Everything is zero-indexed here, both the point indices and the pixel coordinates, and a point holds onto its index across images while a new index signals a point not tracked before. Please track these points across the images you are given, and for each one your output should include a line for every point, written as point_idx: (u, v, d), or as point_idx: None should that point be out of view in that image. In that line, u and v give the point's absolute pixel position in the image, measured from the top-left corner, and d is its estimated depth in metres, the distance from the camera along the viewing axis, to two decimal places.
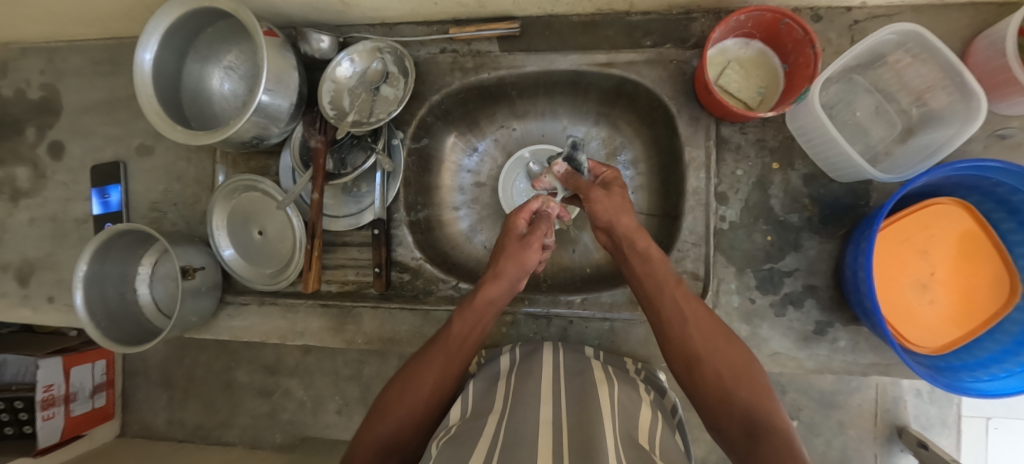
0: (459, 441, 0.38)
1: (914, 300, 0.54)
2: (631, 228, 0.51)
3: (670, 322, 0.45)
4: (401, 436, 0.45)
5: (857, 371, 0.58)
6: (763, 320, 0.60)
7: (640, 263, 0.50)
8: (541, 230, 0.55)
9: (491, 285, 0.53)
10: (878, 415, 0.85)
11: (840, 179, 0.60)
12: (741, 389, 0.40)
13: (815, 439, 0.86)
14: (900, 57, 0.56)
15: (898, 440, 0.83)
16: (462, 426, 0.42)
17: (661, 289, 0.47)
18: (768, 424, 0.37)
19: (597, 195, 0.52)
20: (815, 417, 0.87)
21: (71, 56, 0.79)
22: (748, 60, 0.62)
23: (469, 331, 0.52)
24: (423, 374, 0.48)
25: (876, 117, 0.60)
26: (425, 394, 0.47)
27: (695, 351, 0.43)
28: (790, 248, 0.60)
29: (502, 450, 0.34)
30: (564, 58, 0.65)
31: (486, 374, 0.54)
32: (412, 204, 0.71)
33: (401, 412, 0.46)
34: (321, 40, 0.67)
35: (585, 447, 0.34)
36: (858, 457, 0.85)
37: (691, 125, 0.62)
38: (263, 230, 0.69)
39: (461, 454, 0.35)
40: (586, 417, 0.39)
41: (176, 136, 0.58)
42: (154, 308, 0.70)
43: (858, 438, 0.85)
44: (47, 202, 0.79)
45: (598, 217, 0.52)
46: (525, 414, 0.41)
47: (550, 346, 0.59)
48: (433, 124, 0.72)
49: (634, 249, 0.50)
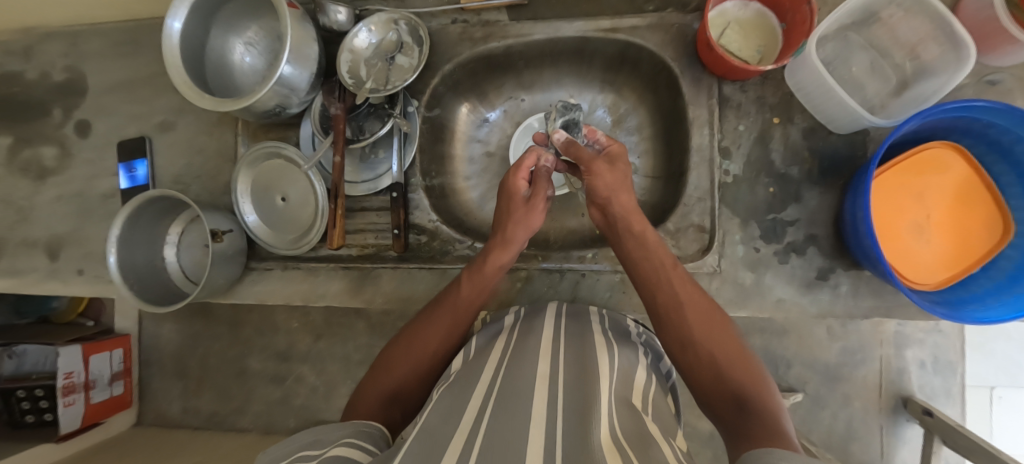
0: (461, 390, 0.41)
1: (912, 242, 0.57)
2: (632, 208, 0.56)
3: (665, 304, 0.49)
4: (400, 388, 0.49)
5: (858, 314, 0.61)
6: (767, 268, 0.62)
7: (634, 242, 0.54)
8: (542, 189, 0.60)
9: (501, 251, 0.57)
10: (882, 389, 0.92)
11: (838, 131, 0.62)
12: (736, 372, 0.41)
13: (822, 410, 0.93)
14: (893, 12, 0.60)
15: (904, 410, 0.91)
16: (461, 378, 0.45)
17: (659, 273, 0.51)
18: (759, 400, 0.38)
19: (599, 170, 0.56)
20: (820, 390, 0.94)
21: (93, 39, 0.82)
22: (748, 21, 0.64)
23: (476, 294, 0.55)
24: (429, 330, 0.53)
25: (871, 72, 0.63)
26: (428, 349, 0.52)
27: (691, 334, 0.46)
28: (792, 199, 0.63)
29: (501, 401, 0.37)
30: (570, 24, 0.67)
31: (489, 331, 0.56)
32: (427, 171, 0.74)
33: (410, 368, 0.50)
34: (338, 12, 0.68)
35: (580, 406, 0.35)
36: (866, 429, 0.92)
37: (693, 85, 0.65)
38: (286, 197, 0.71)
39: (459, 406, 0.38)
40: (583, 377, 0.41)
41: (204, 103, 0.62)
42: (181, 274, 0.73)
43: (864, 409, 0.93)
44: (73, 179, 0.81)
45: (598, 192, 0.56)
46: (524, 367, 0.43)
47: (553, 308, 0.60)
48: (445, 95, 0.75)
49: (631, 232, 0.55)
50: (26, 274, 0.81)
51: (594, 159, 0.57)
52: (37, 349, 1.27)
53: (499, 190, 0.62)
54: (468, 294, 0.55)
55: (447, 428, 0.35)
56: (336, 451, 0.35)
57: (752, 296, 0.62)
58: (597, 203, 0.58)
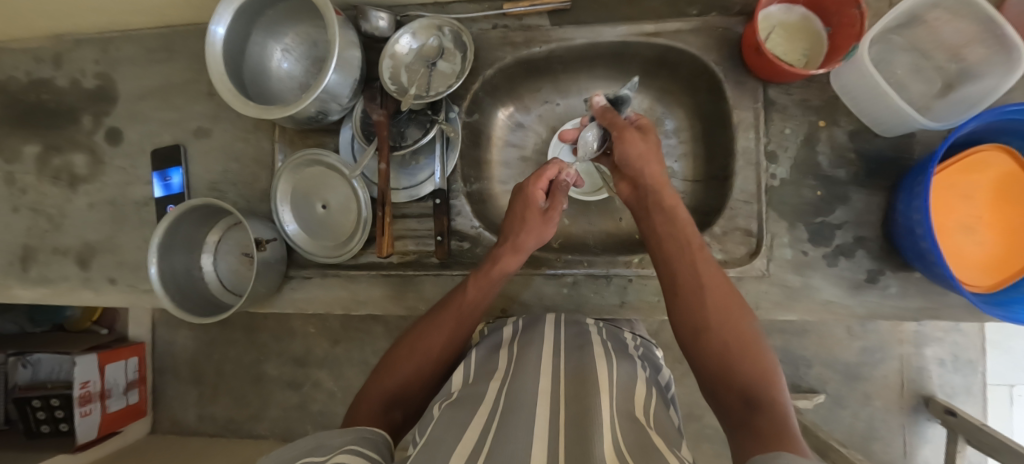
0: (463, 404, 0.41)
1: (962, 242, 0.57)
2: (660, 181, 0.55)
3: (686, 281, 0.47)
4: (402, 391, 0.49)
5: (908, 316, 0.61)
6: (816, 271, 0.62)
7: (660, 215, 0.53)
8: (563, 184, 0.62)
9: (509, 257, 0.58)
10: (903, 386, 1.14)
11: (885, 134, 0.62)
12: (745, 363, 0.38)
13: (842, 410, 1.17)
14: (938, 15, 0.59)
15: (923, 409, 1.13)
16: (462, 391, 0.44)
17: (683, 251, 0.49)
18: (767, 399, 0.35)
19: (631, 137, 0.57)
20: (840, 389, 1.17)
21: (125, 46, 0.82)
22: (792, 25, 0.64)
23: (480, 297, 0.56)
24: (432, 332, 0.53)
25: (914, 74, 0.63)
26: (430, 353, 0.51)
27: (706, 320, 0.43)
28: (839, 201, 0.63)
29: (502, 416, 0.37)
30: (612, 29, 0.67)
31: (489, 342, 0.56)
32: (467, 176, 0.74)
33: (411, 370, 0.50)
34: (380, 18, 0.68)
35: (581, 422, 0.35)
36: (885, 424, 1.15)
37: (738, 89, 0.65)
38: (326, 204, 0.71)
39: (465, 419, 0.38)
40: (584, 392, 0.40)
41: (249, 111, 0.62)
42: (219, 284, 0.72)
43: (884, 408, 1.15)
44: (105, 187, 0.81)
45: (628, 161, 0.57)
46: (525, 383, 0.42)
47: (552, 319, 0.59)
48: (483, 99, 0.75)
49: (660, 208, 0.54)
50: (57, 283, 0.80)
51: (625, 125, 0.59)
52: (54, 357, 1.25)
53: (515, 192, 0.63)
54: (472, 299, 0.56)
55: (449, 440, 0.34)
56: (337, 458, 0.34)
57: (801, 298, 0.62)
58: (630, 177, 0.59)
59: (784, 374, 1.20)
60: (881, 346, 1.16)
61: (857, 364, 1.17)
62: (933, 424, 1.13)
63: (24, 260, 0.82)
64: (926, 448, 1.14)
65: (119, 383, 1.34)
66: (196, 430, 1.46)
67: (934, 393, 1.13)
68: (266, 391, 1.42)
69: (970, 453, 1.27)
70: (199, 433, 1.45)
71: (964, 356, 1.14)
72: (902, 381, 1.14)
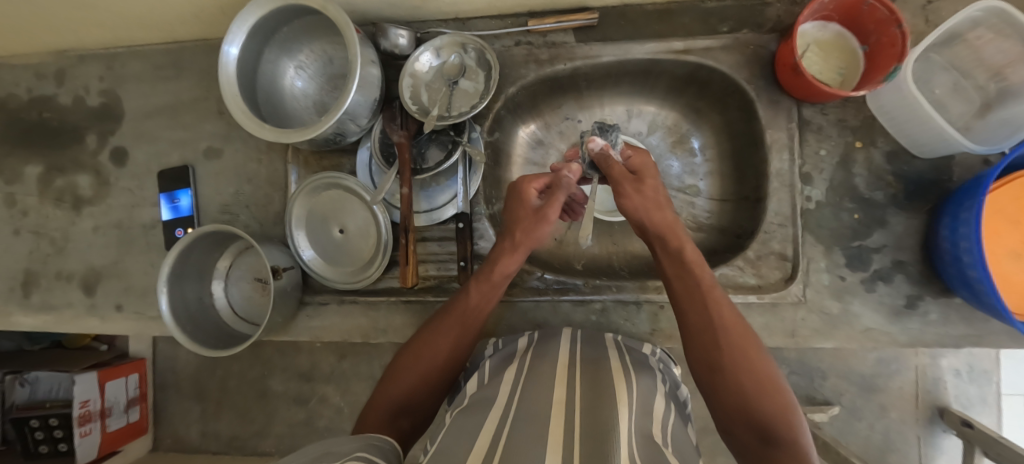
0: (473, 410, 0.40)
1: (1010, 269, 0.55)
2: (667, 223, 0.49)
3: (697, 327, 0.43)
4: (411, 398, 0.46)
5: (950, 343, 0.59)
6: (855, 296, 0.60)
7: (671, 260, 0.48)
8: (559, 199, 0.50)
9: (507, 258, 0.51)
10: (919, 397, 1.13)
11: (923, 155, 0.60)
12: (767, 404, 0.38)
13: (858, 422, 1.15)
14: (980, 34, 0.57)
15: (939, 420, 1.11)
16: (474, 399, 0.43)
17: (693, 290, 0.45)
18: (789, 439, 0.36)
19: (627, 191, 0.51)
20: (855, 401, 1.15)
21: (132, 62, 0.79)
22: (827, 43, 0.62)
23: (485, 301, 0.51)
24: (438, 336, 0.49)
25: (953, 94, 0.62)
26: (438, 359, 0.47)
27: (721, 358, 0.41)
28: (877, 224, 0.61)
29: (514, 422, 0.35)
30: (641, 46, 0.65)
31: (502, 352, 0.54)
32: (489, 197, 0.72)
33: (419, 378, 0.47)
34: (400, 35, 0.66)
35: (596, 432, 0.33)
36: (901, 436, 1.13)
37: (771, 108, 0.63)
38: (344, 228, 0.68)
39: (475, 425, 0.36)
40: (599, 403, 0.38)
41: (265, 134, 0.59)
42: (231, 311, 0.70)
43: (900, 419, 1.13)
44: (111, 209, 0.78)
45: (629, 215, 0.51)
46: (538, 392, 0.40)
47: (568, 334, 0.57)
48: (504, 118, 0.73)
49: (667, 248, 0.49)
50: (61, 309, 0.77)
51: (624, 178, 0.52)
52: (53, 375, 1.21)
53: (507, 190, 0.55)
54: (478, 297, 0.51)
55: (461, 444, 0.33)
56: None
57: (840, 326, 0.60)
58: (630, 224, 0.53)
59: (799, 386, 1.18)
60: (896, 357, 1.14)
61: (872, 376, 1.15)
62: (949, 437, 1.12)
63: (25, 285, 0.79)
64: (942, 460, 1.12)
65: (119, 401, 1.30)
66: (199, 448, 1.42)
67: (950, 404, 1.11)
68: (272, 408, 1.39)
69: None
70: (203, 451, 1.42)
71: (979, 367, 1.13)
72: (918, 393, 1.13)
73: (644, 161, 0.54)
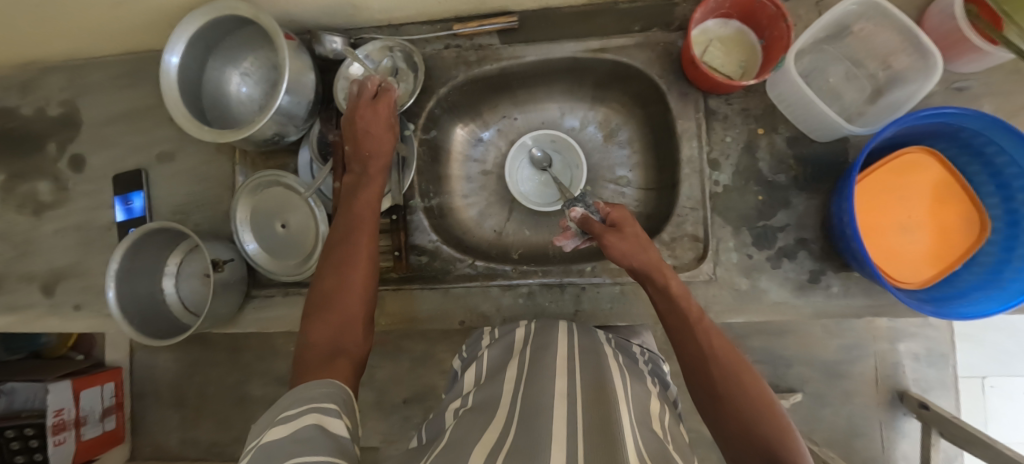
0: (481, 409, 0.41)
1: (897, 241, 0.59)
2: (654, 262, 0.53)
3: (693, 358, 0.47)
4: (341, 340, 0.48)
5: (851, 314, 0.63)
6: (762, 273, 0.64)
7: (663, 299, 0.52)
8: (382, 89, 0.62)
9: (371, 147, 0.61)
10: (880, 381, 1.16)
11: (820, 139, 0.65)
12: (762, 425, 0.40)
13: (824, 408, 1.18)
14: (863, 26, 0.62)
15: (901, 404, 1.14)
16: (478, 398, 0.44)
17: (685, 324, 0.49)
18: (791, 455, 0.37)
19: (613, 241, 0.54)
20: (823, 388, 1.19)
21: (91, 73, 0.83)
22: (728, 38, 0.67)
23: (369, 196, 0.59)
24: (346, 253, 0.54)
25: (847, 82, 0.66)
26: (360, 270, 0.53)
27: (716, 386, 0.44)
28: (781, 205, 0.65)
29: (521, 419, 0.35)
30: (561, 46, 0.70)
31: (501, 343, 0.55)
32: (426, 192, 0.76)
33: (336, 319, 0.49)
34: (334, 41, 0.70)
35: (602, 425, 0.33)
36: (865, 420, 1.16)
37: (681, 100, 0.68)
38: (286, 223, 0.71)
39: (481, 425, 0.37)
40: (601, 397, 0.38)
41: (202, 134, 0.63)
42: (181, 305, 0.73)
43: (865, 404, 1.16)
44: (71, 213, 0.82)
45: (620, 262, 0.54)
46: (542, 385, 0.40)
47: (566, 327, 0.56)
48: (441, 117, 0.77)
49: (656, 286, 0.53)
50: (22, 311, 0.80)
51: (603, 231, 0.55)
52: (27, 385, 1.22)
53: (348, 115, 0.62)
54: (344, 220, 0.57)
55: (470, 442, 0.34)
56: (307, 420, 0.34)
57: (750, 301, 0.64)
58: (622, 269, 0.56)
59: (764, 374, 1.21)
60: (858, 343, 1.18)
61: (835, 362, 1.19)
62: (909, 419, 1.15)
63: None
64: (905, 443, 1.15)
65: (95, 410, 1.32)
66: (177, 454, 1.44)
67: (908, 387, 1.15)
68: (247, 412, 1.41)
69: (946, 446, 1.29)
70: (182, 457, 1.43)
71: (937, 350, 1.16)
72: (878, 377, 1.16)
73: (623, 213, 0.57)
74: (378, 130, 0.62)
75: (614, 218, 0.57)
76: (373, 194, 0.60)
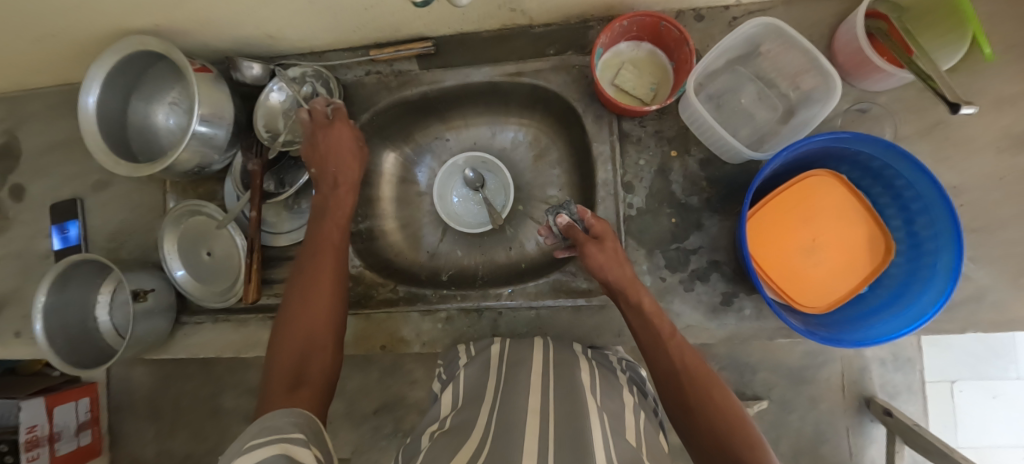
0: (455, 430, 0.42)
1: (802, 264, 0.58)
2: (627, 278, 0.53)
3: (665, 372, 0.46)
4: (307, 364, 0.45)
5: (764, 336, 0.63)
6: (675, 295, 0.64)
7: (635, 315, 0.51)
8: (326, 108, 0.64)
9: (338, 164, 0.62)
10: (847, 387, 1.12)
11: (732, 161, 0.65)
12: (735, 440, 0.39)
13: (790, 414, 1.14)
14: (770, 46, 0.62)
15: (868, 409, 1.11)
16: (458, 417, 0.45)
17: (657, 340, 0.48)
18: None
19: (592, 251, 0.54)
20: (788, 393, 1.14)
21: (30, 103, 0.84)
22: (641, 60, 0.68)
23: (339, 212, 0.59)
24: (313, 269, 0.52)
25: (759, 102, 0.66)
26: (325, 286, 0.51)
27: (688, 400, 0.43)
28: (693, 228, 0.65)
29: (497, 434, 0.37)
30: (479, 70, 0.71)
31: (478, 361, 0.56)
32: (352, 216, 0.76)
33: (300, 343, 0.46)
34: (252, 67, 0.71)
35: (570, 438, 0.34)
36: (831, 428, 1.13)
37: (596, 122, 0.67)
38: (211, 251, 0.73)
39: (454, 443, 0.39)
40: (573, 409, 0.39)
41: (122, 169, 0.64)
42: (114, 332, 0.75)
43: (831, 409, 1.12)
44: (12, 241, 0.83)
45: (596, 273, 0.54)
46: (516, 401, 0.42)
47: (540, 342, 0.58)
48: (369, 141, 0.77)
49: (629, 301, 0.52)
50: None
51: (584, 242, 0.55)
52: None
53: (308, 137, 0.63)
54: (310, 237, 0.56)
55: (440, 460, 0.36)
56: (274, 447, 0.30)
57: None
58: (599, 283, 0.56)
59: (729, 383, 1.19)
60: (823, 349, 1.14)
61: (801, 368, 1.14)
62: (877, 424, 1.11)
63: None
64: (874, 449, 1.12)
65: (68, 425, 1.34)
66: None
67: (876, 393, 1.10)
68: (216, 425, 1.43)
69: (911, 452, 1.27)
70: None
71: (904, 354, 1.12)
72: (845, 383, 1.12)
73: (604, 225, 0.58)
74: (344, 151, 0.62)
75: (594, 230, 0.57)
76: (339, 210, 0.59)
